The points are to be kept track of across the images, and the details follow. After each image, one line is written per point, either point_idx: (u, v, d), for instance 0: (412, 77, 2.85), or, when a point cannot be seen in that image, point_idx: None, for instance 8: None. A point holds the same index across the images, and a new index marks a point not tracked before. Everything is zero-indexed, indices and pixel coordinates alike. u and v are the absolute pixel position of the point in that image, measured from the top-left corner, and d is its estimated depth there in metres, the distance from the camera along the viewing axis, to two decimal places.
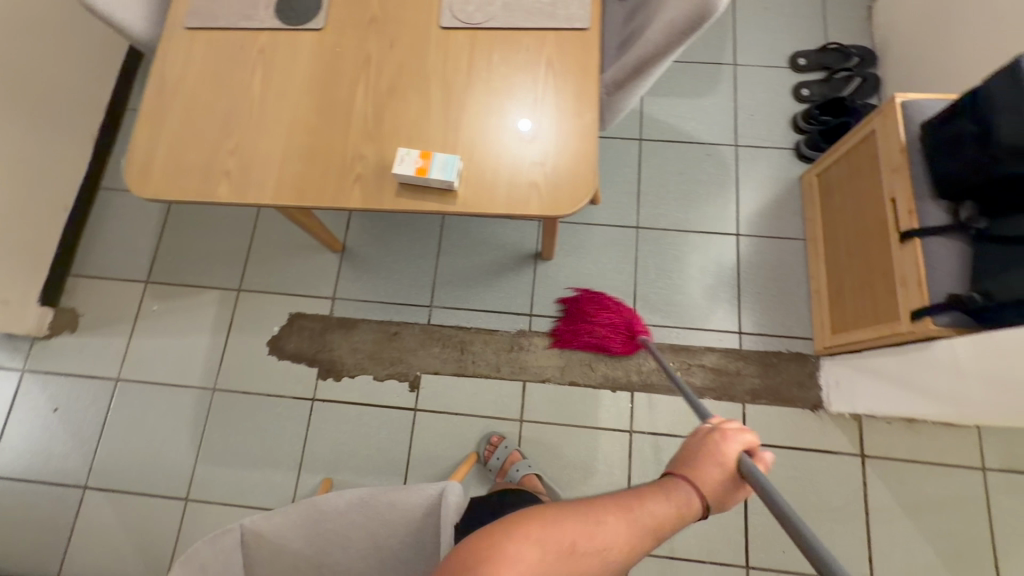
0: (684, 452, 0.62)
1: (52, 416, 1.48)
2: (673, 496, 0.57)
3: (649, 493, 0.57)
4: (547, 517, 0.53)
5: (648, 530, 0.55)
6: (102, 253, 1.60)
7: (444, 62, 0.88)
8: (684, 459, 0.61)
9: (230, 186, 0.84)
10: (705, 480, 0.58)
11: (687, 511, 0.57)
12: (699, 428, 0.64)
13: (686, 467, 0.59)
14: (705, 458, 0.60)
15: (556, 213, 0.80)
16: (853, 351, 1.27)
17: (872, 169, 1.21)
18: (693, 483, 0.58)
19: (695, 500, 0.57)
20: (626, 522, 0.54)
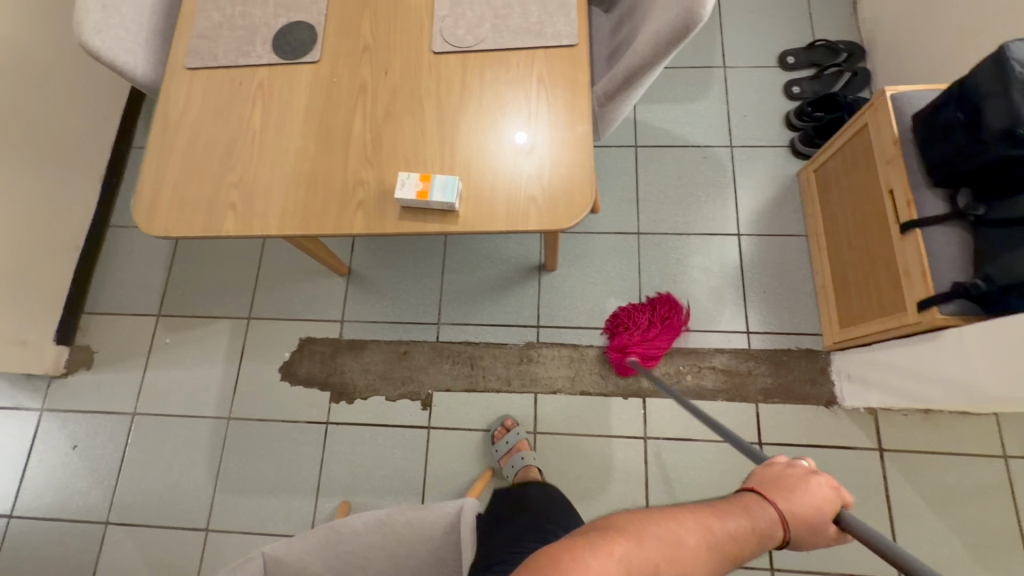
0: (765, 480, 0.64)
1: (71, 453, 1.50)
2: (756, 519, 0.58)
3: (729, 513, 0.58)
4: (635, 528, 0.52)
5: (729, 551, 0.55)
6: (114, 290, 1.63)
7: (437, 85, 0.90)
8: (772, 488, 0.62)
9: (236, 219, 0.86)
10: (791, 508, 0.60)
11: (765, 536, 0.58)
12: (782, 465, 0.66)
13: (768, 494, 0.61)
14: (790, 489, 0.62)
15: (556, 227, 0.81)
16: (862, 344, 1.26)
17: (868, 162, 1.21)
18: (776, 509, 0.60)
19: (775, 525, 0.58)
20: (709, 542, 0.54)
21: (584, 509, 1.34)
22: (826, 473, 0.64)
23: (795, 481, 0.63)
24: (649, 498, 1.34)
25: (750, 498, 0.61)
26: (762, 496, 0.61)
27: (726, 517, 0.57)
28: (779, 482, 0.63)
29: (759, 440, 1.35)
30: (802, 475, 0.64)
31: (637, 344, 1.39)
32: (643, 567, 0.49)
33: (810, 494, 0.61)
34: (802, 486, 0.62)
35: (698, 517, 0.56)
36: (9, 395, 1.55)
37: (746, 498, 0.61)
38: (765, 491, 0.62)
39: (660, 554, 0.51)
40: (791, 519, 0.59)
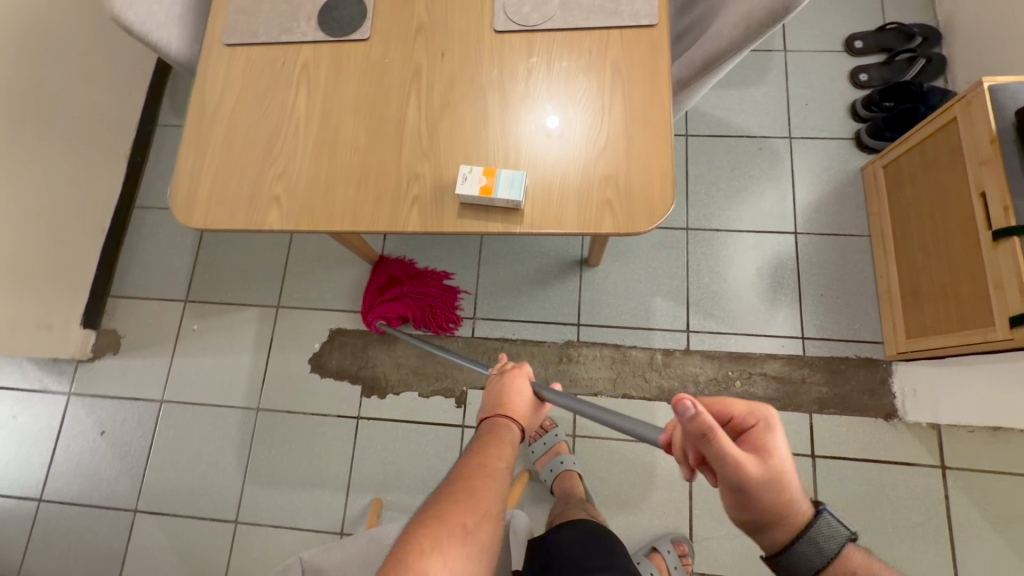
0: (490, 398, 0.79)
1: (99, 439, 1.47)
2: (503, 433, 0.72)
3: (486, 444, 0.69)
4: (436, 516, 0.58)
5: (504, 467, 0.66)
6: (140, 273, 1.59)
7: (499, 69, 0.82)
8: (496, 404, 0.77)
9: (280, 212, 0.79)
10: (514, 409, 0.76)
11: (514, 440, 0.73)
12: (498, 375, 0.82)
13: (496, 408, 0.76)
14: (507, 396, 0.78)
15: (631, 231, 0.74)
16: (932, 356, 1.18)
17: (953, 161, 1.11)
18: (511, 416, 0.75)
19: (512, 427, 0.74)
20: (490, 476, 0.64)
21: (624, 517, 1.29)
22: (520, 369, 0.83)
23: (503, 382, 0.80)
24: (693, 508, 1.28)
25: (492, 424, 0.74)
26: (498, 416, 0.75)
27: (486, 447, 0.69)
28: (496, 392, 0.79)
29: (812, 452, 1.28)
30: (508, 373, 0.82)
31: (390, 307, 1.43)
32: (454, 541, 0.56)
33: (519, 389, 0.78)
34: (510, 380, 0.80)
35: (469, 464, 0.66)
36: (37, 378, 1.52)
37: (490, 425, 0.74)
38: (494, 407, 0.76)
39: (465, 518, 0.58)
40: (518, 415, 0.76)
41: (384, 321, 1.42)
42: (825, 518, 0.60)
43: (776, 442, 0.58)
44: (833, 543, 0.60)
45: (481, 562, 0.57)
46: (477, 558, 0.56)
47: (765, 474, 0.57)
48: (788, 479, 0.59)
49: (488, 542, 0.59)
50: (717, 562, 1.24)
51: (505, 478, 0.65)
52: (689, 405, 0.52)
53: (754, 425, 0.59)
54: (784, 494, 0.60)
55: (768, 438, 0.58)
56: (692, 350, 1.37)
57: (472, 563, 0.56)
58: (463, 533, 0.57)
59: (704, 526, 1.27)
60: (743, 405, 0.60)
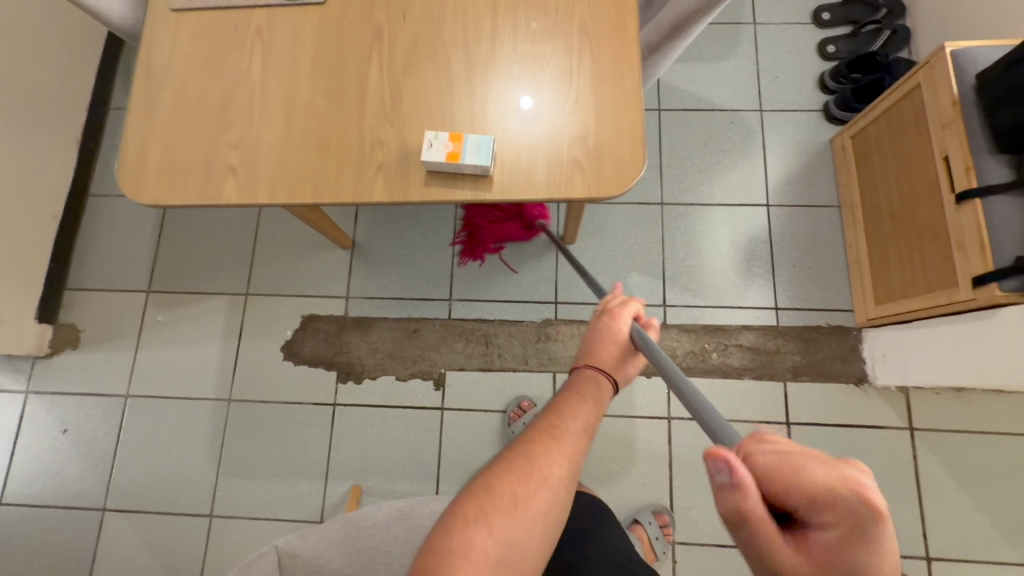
0: (584, 345, 0.70)
1: (61, 437, 1.41)
2: (587, 390, 0.63)
3: (567, 399, 0.61)
4: (491, 479, 0.51)
5: (578, 432, 0.58)
6: (98, 264, 1.51)
7: (463, 32, 0.79)
8: (588, 351, 0.69)
9: (237, 184, 0.76)
10: (606, 360, 0.67)
11: (600, 399, 0.63)
12: (594, 318, 0.73)
13: (587, 357, 0.68)
14: (601, 344, 0.68)
15: (602, 195, 0.72)
16: (900, 321, 1.21)
17: (919, 126, 1.13)
18: (598, 371, 0.66)
19: (606, 379, 0.65)
20: (558, 439, 0.56)
21: (606, 491, 1.29)
22: (621, 308, 0.72)
23: (596, 329, 0.70)
24: (673, 480, 1.29)
25: (577, 375, 0.65)
26: (584, 366, 0.67)
27: (564, 405, 0.60)
28: (589, 338, 0.70)
29: (787, 420, 1.30)
30: (606, 314, 0.72)
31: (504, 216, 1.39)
32: (506, 510, 0.49)
33: (614, 335, 0.69)
34: (605, 325, 0.71)
35: (539, 424, 0.58)
36: None
37: (577, 376, 0.66)
38: (586, 356, 0.68)
39: (517, 485, 0.51)
40: (608, 369, 0.67)
41: (541, 220, 1.36)
42: None
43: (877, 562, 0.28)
44: None
45: (534, 536, 0.50)
46: (531, 531, 0.50)
47: None
48: None
49: (547, 517, 0.51)
50: (697, 531, 1.26)
51: (578, 445, 0.56)
52: (720, 465, 0.31)
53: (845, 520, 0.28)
54: None
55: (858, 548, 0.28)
56: (669, 324, 1.38)
57: (523, 538, 0.49)
58: (517, 502, 0.50)
59: (684, 496, 1.28)
60: (828, 487, 0.28)
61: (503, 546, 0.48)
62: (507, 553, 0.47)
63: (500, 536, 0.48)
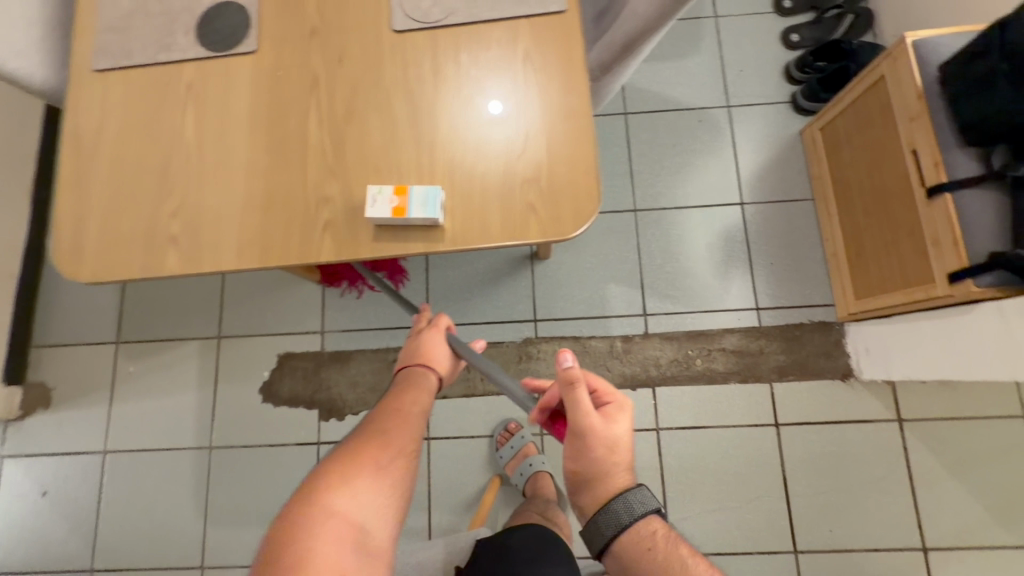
0: (412, 349, 0.87)
1: (42, 500, 1.38)
2: (422, 381, 0.82)
3: (408, 389, 0.79)
4: (346, 460, 0.67)
5: (419, 410, 0.76)
6: (63, 318, 1.47)
7: (404, 73, 0.75)
8: (417, 353, 0.85)
9: (179, 253, 0.72)
10: (436, 359, 0.85)
11: (431, 387, 0.82)
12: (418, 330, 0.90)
13: (420, 357, 0.85)
14: (430, 346, 0.86)
15: (559, 236, 0.70)
16: (880, 315, 1.20)
17: (886, 119, 1.10)
18: (431, 367, 0.84)
19: (435, 377, 0.83)
20: (406, 419, 0.74)
21: None
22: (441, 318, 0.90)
23: (424, 338, 0.87)
24: (667, 491, 1.28)
25: (411, 370, 0.83)
26: (420, 364, 0.83)
27: (403, 393, 0.78)
28: (419, 346, 0.87)
29: (777, 421, 1.29)
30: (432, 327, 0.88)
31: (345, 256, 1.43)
32: (363, 476, 0.66)
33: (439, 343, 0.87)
34: (429, 335, 0.88)
35: (386, 408, 0.76)
36: None
37: (410, 371, 0.83)
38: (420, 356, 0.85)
39: (375, 458, 0.68)
40: (438, 363, 0.85)
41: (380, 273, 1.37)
42: (637, 492, 0.66)
43: (621, 420, 0.68)
44: (639, 510, 0.65)
45: (391, 496, 0.67)
46: (386, 495, 0.67)
47: (603, 436, 0.67)
48: (618, 457, 0.67)
49: (399, 482, 0.68)
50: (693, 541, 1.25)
51: (420, 421, 0.76)
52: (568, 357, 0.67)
53: (622, 400, 0.69)
54: (613, 469, 0.67)
55: (619, 420, 0.68)
56: (651, 334, 1.36)
57: (380, 500, 0.66)
58: (373, 471, 0.67)
59: (679, 507, 1.27)
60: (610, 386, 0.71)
61: (362, 506, 0.64)
62: (365, 513, 0.64)
63: (360, 500, 0.65)
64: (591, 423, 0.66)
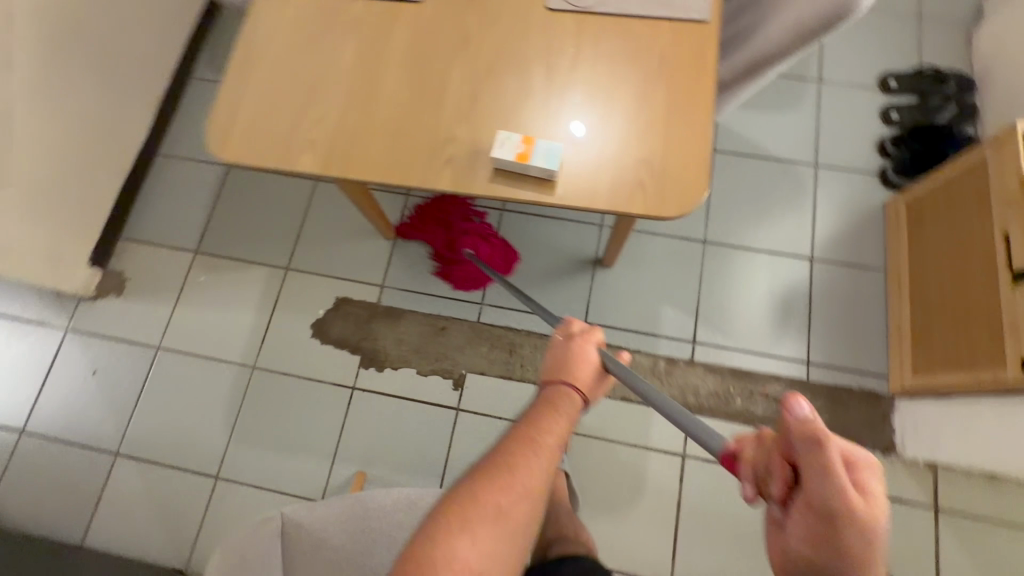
0: (554, 364, 0.76)
1: (90, 378, 1.46)
2: (560, 405, 0.70)
3: (545, 413, 0.68)
4: (470, 492, 0.59)
5: (551, 445, 0.65)
6: (155, 219, 1.59)
7: (547, 46, 0.82)
8: (560, 368, 0.74)
9: (313, 155, 0.79)
10: (578, 379, 0.73)
11: (570, 417, 0.70)
12: (562, 339, 0.79)
13: (560, 374, 0.73)
14: (573, 363, 0.75)
15: (660, 215, 0.74)
16: (935, 394, 1.18)
17: (979, 200, 1.12)
18: (573, 387, 0.72)
19: (578, 399, 0.71)
20: (539, 454, 0.63)
21: (609, 518, 1.27)
22: (590, 332, 0.79)
23: (569, 353, 0.76)
24: (680, 520, 1.27)
25: (551, 390, 0.71)
26: (559, 381, 0.72)
27: (538, 420, 0.67)
28: (562, 358, 0.76)
29: None
30: (577, 339, 0.78)
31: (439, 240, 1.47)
32: (485, 517, 0.58)
33: (585, 361, 0.75)
34: (576, 351, 0.76)
35: (520, 436, 0.65)
36: (36, 309, 1.52)
37: (550, 391, 0.72)
38: (561, 373, 0.73)
39: (498, 498, 0.59)
40: (581, 385, 0.73)
41: (470, 251, 1.40)
42: None
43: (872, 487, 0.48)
44: None
45: (514, 540, 0.58)
46: (507, 538, 0.58)
47: (864, 519, 0.46)
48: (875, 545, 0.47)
49: (521, 525, 0.59)
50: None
51: (554, 456, 0.65)
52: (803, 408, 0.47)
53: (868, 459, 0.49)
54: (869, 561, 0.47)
55: (874, 486, 0.48)
56: (696, 361, 1.37)
57: (500, 546, 0.57)
58: (495, 513, 0.58)
59: (689, 539, 1.25)
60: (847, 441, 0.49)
61: (481, 551, 0.56)
62: (484, 559, 0.56)
63: (479, 545, 0.56)
64: (849, 502, 0.46)
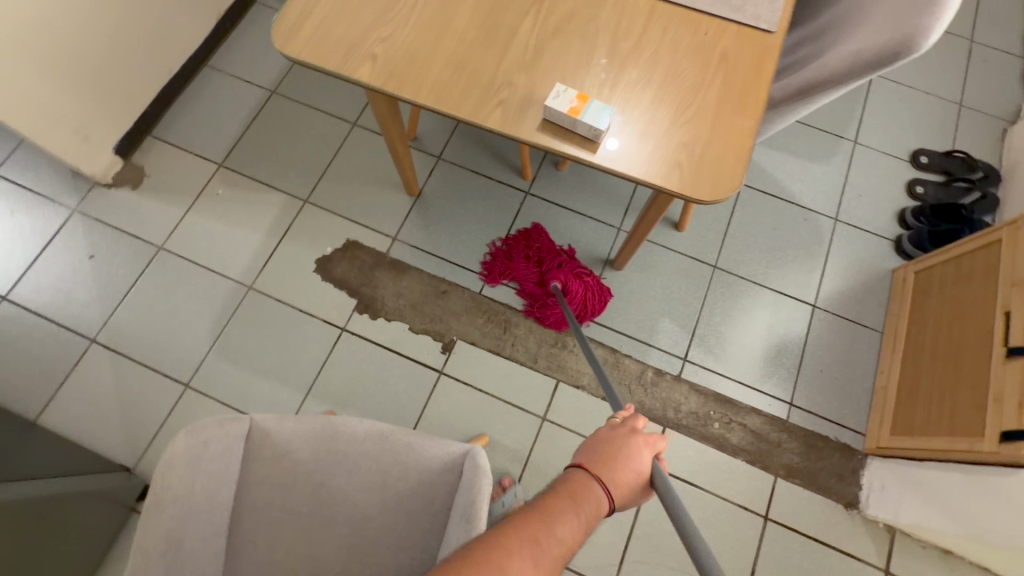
0: (592, 451, 0.63)
1: (85, 262, 1.45)
2: (586, 503, 0.56)
3: (565, 504, 0.55)
4: None
5: (560, 551, 0.52)
6: (187, 125, 1.59)
7: (617, 21, 0.85)
8: (600, 460, 0.62)
9: (372, 68, 0.81)
10: (615, 484, 0.60)
11: (589, 524, 0.56)
12: (612, 429, 0.67)
13: (596, 466, 0.61)
14: (615, 462, 0.62)
15: (692, 197, 0.75)
16: (908, 456, 1.19)
17: (987, 277, 1.14)
18: (604, 487, 0.59)
19: (605, 503, 0.58)
20: (540, 556, 0.50)
21: None
22: (648, 437, 0.67)
23: (612, 449, 0.64)
24: (635, 528, 1.26)
25: (581, 480, 0.58)
26: (592, 472, 0.60)
27: (555, 514, 0.54)
28: (604, 448, 0.64)
29: (765, 514, 1.27)
30: (628, 435, 0.66)
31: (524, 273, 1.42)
32: None
33: (629, 467, 0.62)
34: (623, 451, 0.64)
35: (528, 521, 0.52)
36: (47, 185, 1.51)
37: (579, 478, 0.59)
38: (596, 464, 0.61)
39: None
40: (615, 488, 0.60)
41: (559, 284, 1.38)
42: None
43: None
44: None
45: None
46: None
47: None
48: None
49: None
50: None
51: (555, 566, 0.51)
52: None
53: None
54: None
55: None
56: (683, 379, 1.38)
57: None
58: None
59: (639, 548, 1.25)
60: None
61: None
62: None
63: None
64: None
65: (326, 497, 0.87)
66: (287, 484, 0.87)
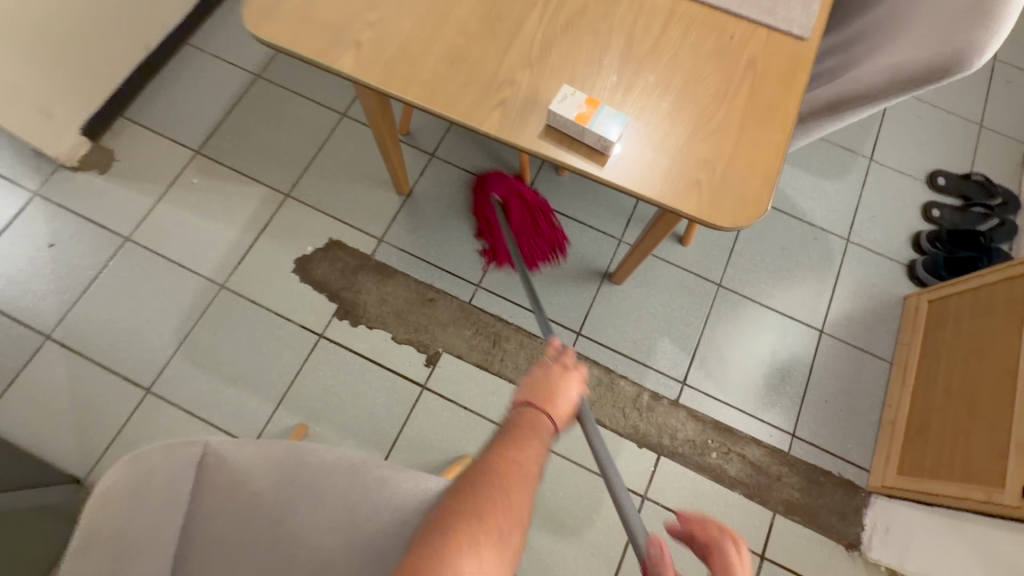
0: (530, 386, 0.69)
1: (44, 251, 1.34)
2: (534, 434, 0.63)
3: (520, 439, 0.62)
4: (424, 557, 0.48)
5: (526, 474, 0.58)
6: (163, 108, 1.48)
7: (633, 19, 0.76)
8: (538, 393, 0.68)
9: (356, 58, 0.72)
10: (556, 409, 0.67)
11: (548, 442, 0.64)
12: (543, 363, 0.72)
13: (537, 399, 0.67)
14: (552, 391, 0.68)
15: (709, 221, 0.67)
16: (917, 499, 1.13)
17: (1008, 312, 1.08)
18: (549, 415, 0.66)
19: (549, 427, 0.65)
20: (513, 489, 0.56)
21: (551, 541, 1.19)
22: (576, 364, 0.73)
23: (548, 380, 0.69)
24: (623, 563, 1.18)
25: (528, 416, 0.65)
26: (536, 408, 0.66)
27: (511, 450, 0.60)
28: (541, 382, 0.69)
29: (761, 551, 1.20)
30: (559, 365, 0.71)
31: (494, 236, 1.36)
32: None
33: (564, 392, 0.69)
34: (557, 379, 0.70)
35: (494, 465, 0.58)
36: (7, 165, 1.40)
37: (525, 416, 0.65)
38: (537, 398, 0.67)
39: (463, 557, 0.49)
40: (558, 416, 0.67)
41: (500, 198, 1.36)
42: None
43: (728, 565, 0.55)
44: None
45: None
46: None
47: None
48: None
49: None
50: None
51: (527, 488, 0.57)
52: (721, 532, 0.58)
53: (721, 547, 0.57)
54: None
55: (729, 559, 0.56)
56: (681, 404, 1.30)
57: None
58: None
59: None
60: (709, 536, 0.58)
61: None
62: None
63: None
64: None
65: (284, 539, 0.76)
66: (239, 520, 0.77)
